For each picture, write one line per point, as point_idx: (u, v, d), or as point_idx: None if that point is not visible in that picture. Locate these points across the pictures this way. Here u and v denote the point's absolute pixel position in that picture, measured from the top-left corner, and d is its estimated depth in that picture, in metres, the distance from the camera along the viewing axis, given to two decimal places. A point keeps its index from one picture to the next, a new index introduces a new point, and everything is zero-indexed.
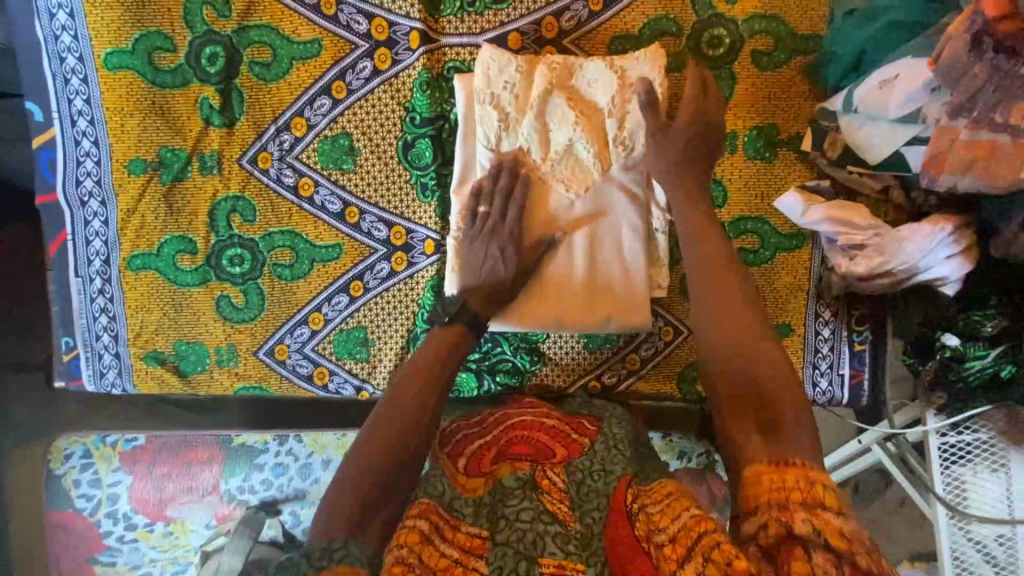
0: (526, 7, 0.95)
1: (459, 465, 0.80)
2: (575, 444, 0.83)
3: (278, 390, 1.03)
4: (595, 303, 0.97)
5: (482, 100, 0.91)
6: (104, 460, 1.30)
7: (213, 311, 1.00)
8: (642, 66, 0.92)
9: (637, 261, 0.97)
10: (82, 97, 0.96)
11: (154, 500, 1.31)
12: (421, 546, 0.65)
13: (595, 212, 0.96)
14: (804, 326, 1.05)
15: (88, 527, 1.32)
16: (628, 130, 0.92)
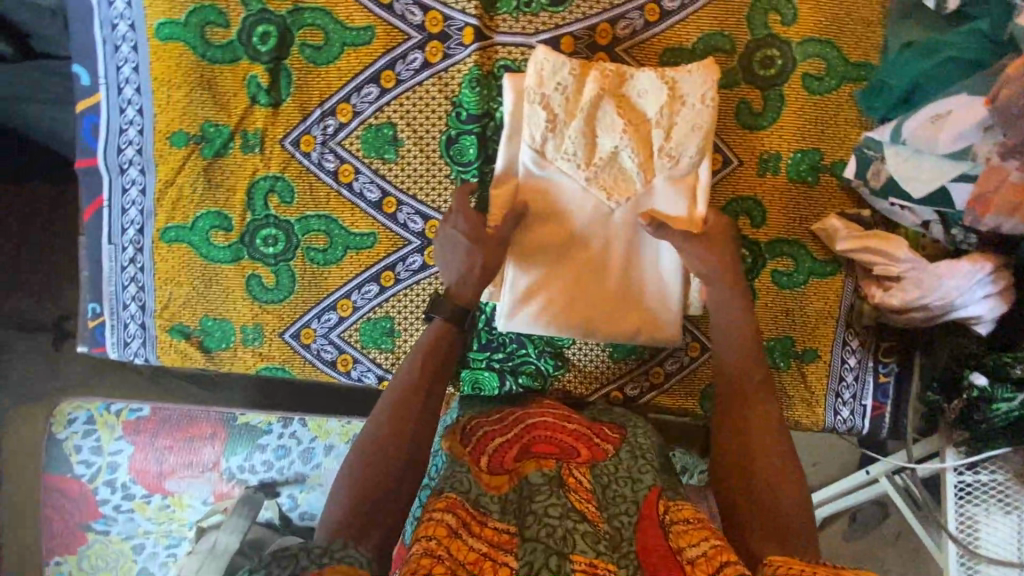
0: (583, 11, 0.94)
1: (482, 461, 0.83)
2: (600, 448, 0.86)
3: (301, 373, 1.03)
4: (623, 312, 0.98)
5: (531, 100, 0.91)
6: (108, 428, 1.31)
7: (242, 289, 1.00)
8: (694, 79, 0.91)
9: (672, 275, 0.97)
10: (130, 64, 0.95)
11: (155, 472, 1.31)
12: (450, 540, 0.68)
13: (634, 220, 0.95)
14: (830, 354, 1.05)
15: (85, 495, 1.31)
16: (674, 143, 0.91)
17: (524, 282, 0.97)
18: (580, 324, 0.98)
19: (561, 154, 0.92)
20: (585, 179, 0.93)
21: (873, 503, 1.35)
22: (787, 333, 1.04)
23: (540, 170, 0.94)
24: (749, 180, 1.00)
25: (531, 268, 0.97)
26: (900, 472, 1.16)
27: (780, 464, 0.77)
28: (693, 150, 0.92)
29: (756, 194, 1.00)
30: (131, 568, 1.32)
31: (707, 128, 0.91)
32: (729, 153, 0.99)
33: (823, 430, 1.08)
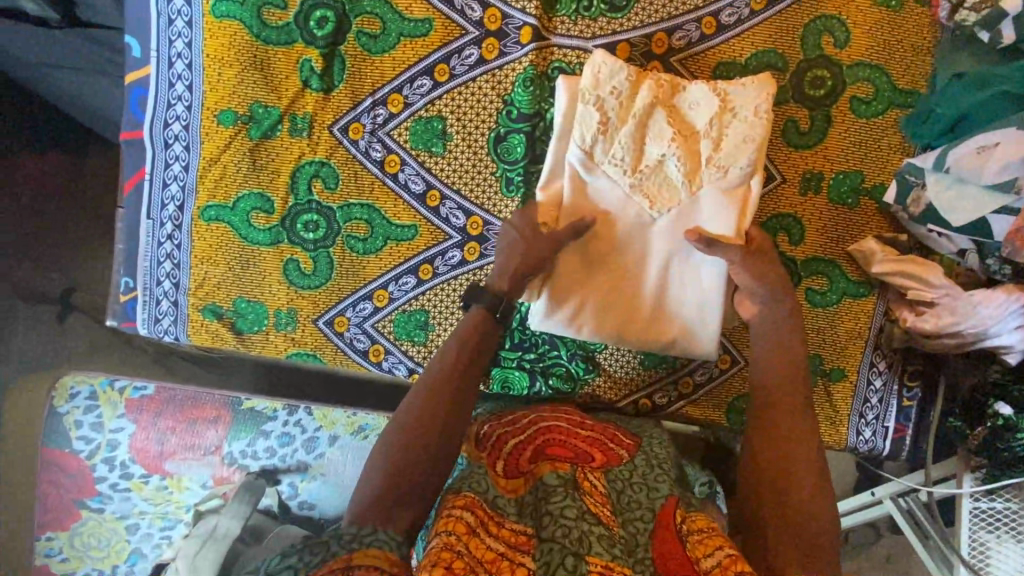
0: (641, 19, 0.95)
1: (498, 465, 0.84)
2: (614, 453, 0.87)
3: (332, 361, 1.03)
4: (659, 322, 0.97)
5: (585, 100, 0.90)
6: (110, 405, 1.31)
7: (279, 272, 1.01)
8: (749, 90, 0.90)
9: (713, 292, 0.95)
10: (183, 39, 0.97)
11: (155, 452, 1.30)
12: (469, 537, 0.68)
13: (678, 230, 0.94)
14: (857, 374, 1.06)
15: (81, 471, 1.29)
16: (722, 153, 0.90)
17: (561, 284, 0.96)
18: (614, 330, 0.98)
19: (609, 159, 0.92)
20: (630, 186, 0.92)
21: (869, 524, 1.37)
22: (817, 352, 1.05)
23: (587, 174, 0.93)
24: (792, 198, 1.01)
25: (570, 271, 0.96)
26: (906, 495, 1.16)
27: (813, 483, 0.78)
28: (744, 162, 0.90)
29: (796, 212, 1.01)
30: (124, 548, 1.29)
31: (760, 141, 0.89)
32: (774, 169, 1.00)
33: (844, 449, 1.09)
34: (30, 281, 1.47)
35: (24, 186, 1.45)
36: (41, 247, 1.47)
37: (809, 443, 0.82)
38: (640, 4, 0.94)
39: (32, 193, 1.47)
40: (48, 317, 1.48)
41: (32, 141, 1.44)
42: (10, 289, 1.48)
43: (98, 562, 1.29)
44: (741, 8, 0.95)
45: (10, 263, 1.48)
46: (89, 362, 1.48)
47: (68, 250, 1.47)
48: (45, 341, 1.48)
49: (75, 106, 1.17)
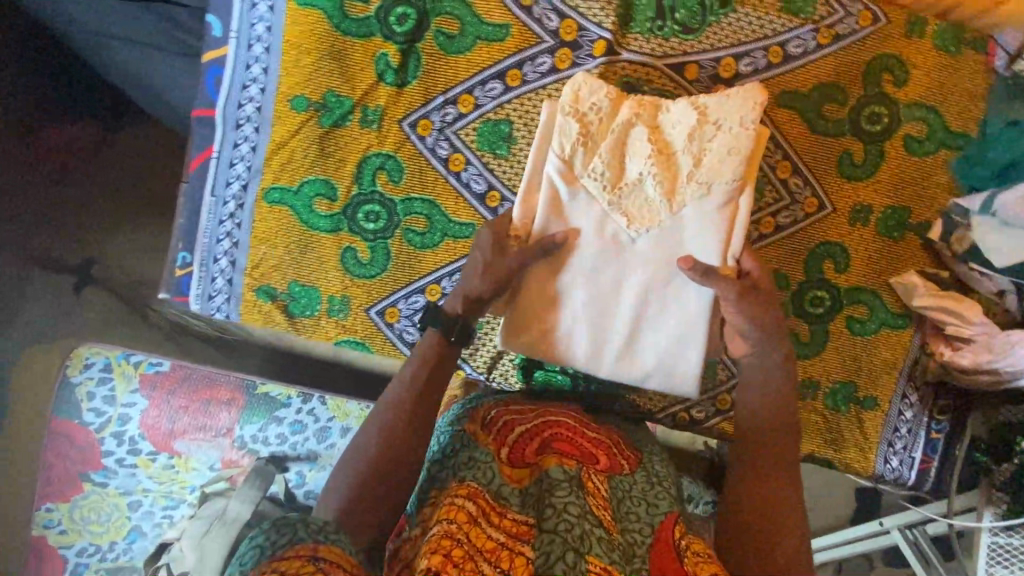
0: (712, 42, 0.97)
1: (503, 451, 0.83)
2: (617, 460, 0.87)
3: (379, 350, 1.07)
4: (633, 345, 0.97)
5: (564, 114, 0.90)
6: (124, 378, 1.41)
7: (337, 260, 1.05)
8: (732, 103, 0.89)
9: (696, 317, 0.95)
10: (264, 23, 0.99)
11: (165, 431, 1.40)
12: (470, 526, 0.69)
13: (660, 250, 0.93)
14: (889, 405, 1.09)
15: (91, 444, 1.39)
16: (703, 170, 0.90)
17: (528, 305, 0.96)
18: (588, 352, 0.97)
19: (588, 173, 0.92)
20: (608, 203, 0.92)
21: (863, 556, 1.39)
22: (852, 380, 1.08)
23: (567, 190, 0.92)
24: (841, 227, 1.03)
25: (543, 288, 0.96)
26: (913, 528, 1.23)
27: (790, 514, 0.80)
28: (726, 178, 0.90)
29: (844, 242, 1.04)
30: (124, 524, 1.38)
31: (746, 154, 0.89)
32: (825, 199, 1.03)
33: (870, 477, 1.12)
34: (52, 249, 1.53)
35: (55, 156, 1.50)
36: (63, 218, 1.53)
37: (788, 473, 0.84)
38: (712, 28, 0.97)
39: (60, 164, 1.52)
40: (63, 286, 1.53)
41: (72, 112, 1.48)
42: (29, 257, 1.52)
43: (96, 537, 1.38)
44: (807, 40, 0.98)
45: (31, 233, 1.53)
46: (107, 336, 1.52)
47: (93, 220, 1.53)
48: (58, 307, 1.52)
49: (129, 82, 1.20)
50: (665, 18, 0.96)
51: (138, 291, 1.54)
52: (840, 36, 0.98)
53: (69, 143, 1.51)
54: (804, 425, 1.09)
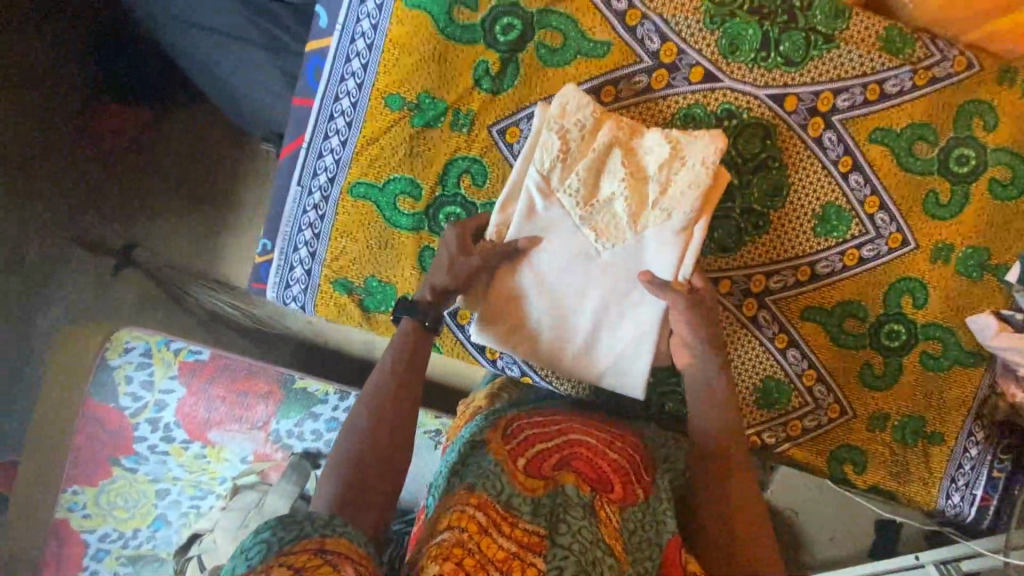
0: (813, 76, 0.99)
1: (518, 462, 0.79)
2: (633, 489, 0.82)
3: (449, 350, 1.12)
4: (590, 350, 1.00)
5: (549, 127, 0.91)
6: (163, 363, 1.39)
7: (415, 259, 1.06)
8: (699, 139, 0.90)
9: (650, 330, 0.96)
10: (370, 20, 0.99)
11: (201, 420, 1.39)
12: (479, 536, 0.69)
13: (621, 268, 0.95)
14: (955, 440, 1.10)
15: (124, 429, 1.37)
16: (667, 198, 0.90)
17: (497, 304, 0.99)
18: (546, 348, 1.01)
19: (564, 188, 0.93)
20: (579, 219, 0.93)
21: None
22: (921, 415, 1.10)
23: (542, 202, 0.93)
24: (922, 263, 1.05)
25: (509, 289, 0.98)
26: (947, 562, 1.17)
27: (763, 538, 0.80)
28: (686, 209, 0.90)
29: (924, 278, 1.06)
30: (150, 512, 1.38)
31: (704, 188, 0.89)
32: (909, 235, 1.05)
33: (929, 510, 1.13)
34: (95, 231, 1.52)
35: (105, 138, 1.49)
36: (106, 198, 1.52)
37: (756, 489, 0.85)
38: (814, 62, 0.99)
39: (111, 146, 1.51)
40: (100, 266, 1.53)
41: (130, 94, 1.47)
42: (65, 234, 1.51)
43: (120, 523, 1.37)
44: (905, 81, 1.00)
45: (69, 211, 1.51)
46: (138, 321, 1.54)
47: (138, 204, 1.54)
48: (93, 289, 1.53)
49: (207, 69, 1.21)
50: (769, 51, 0.99)
51: (174, 278, 1.55)
52: (937, 78, 1.00)
53: (121, 124, 1.49)
54: (871, 456, 1.11)
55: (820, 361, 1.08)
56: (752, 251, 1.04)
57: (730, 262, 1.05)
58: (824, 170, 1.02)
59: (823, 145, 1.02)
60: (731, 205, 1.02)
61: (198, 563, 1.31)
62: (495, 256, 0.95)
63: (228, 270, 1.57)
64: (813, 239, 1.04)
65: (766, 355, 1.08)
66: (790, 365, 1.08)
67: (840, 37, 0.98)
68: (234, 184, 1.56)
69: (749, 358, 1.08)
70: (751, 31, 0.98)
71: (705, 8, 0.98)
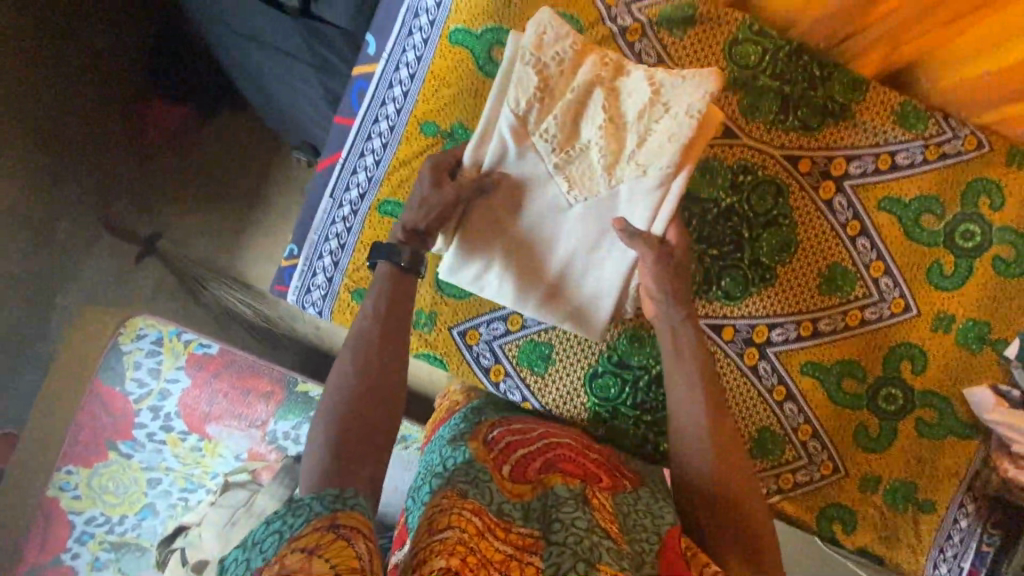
0: (827, 142, 1.05)
1: (503, 470, 0.81)
2: (621, 481, 0.86)
3: (454, 369, 1.08)
4: (552, 299, 1.00)
5: (525, 60, 0.87)
6: (172, 353, 1.43)
7: (432, 278, 1.07)
8: (685, 85, 0.86)
9: (615, 280, 0.96)
10: (416, 52, 1.06)
11: (201, 413, 1.42)
12: (479, 539, 0.67)
13: (596, 218, 0.94)
14: (945, 511, 1.11)
15: (126, 413, 1.40)
16: (644, 150, 0.88)
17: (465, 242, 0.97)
18: (512, 297, 0.99)
19: (540, 132, 0.90)
20: (554, 166, 0.92)
21: None
22: (913, 480, 1.10)
23: (517, 148, 0.91)
24: (922, 330, 1.08)
25: (478, 227, 0.96)
26: None
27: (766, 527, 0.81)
28: (665, 161, 0.87)
29: (924, 346, 1.08)
30: (139, 499, 1.39)
31: (685, 141, 0.86)
32: (912, 302, 1.07)
33: None
34: (124, 218, 1.59)
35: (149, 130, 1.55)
36: (141, 189, 1.59)
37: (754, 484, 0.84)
38: (830, 129, 1.04)
39: (153, 141, 1.58)
40: (126, 253, 1.59)
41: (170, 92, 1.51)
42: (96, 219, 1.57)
43: (109, 508, 1.38)
44: (916, 154, 1.05)
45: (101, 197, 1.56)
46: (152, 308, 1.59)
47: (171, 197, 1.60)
48: (116, 274, 1.58)
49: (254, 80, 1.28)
50: (788, 115, 1.04)
51: (191, 269, 1.59)
52: (945, 155, 1.05)
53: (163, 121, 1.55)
54: (862, 517, 1.11)
55: (817, 418, 1.09)
56: (756, 302, 1.07)
57: (735, 310, 1.07)
58: (833, 231, 1.06)
59: (834, 208, 1.06)
60: (740, 255, 1.06)
61: (181, 556, 1.31)
62: (465, 195, 0.92)
63: (247, 269, 1.62)
64: (818, 296, 1.07)
65: (764, 406, 1.08)
66: (786, 417, 1.09)
67: (855, 108, 1.04)
68: (259, 185, 1.61)
69: (745, 406, 1.08)
70: (772, 95, 1.04)
71: (732, 69, 1.04)
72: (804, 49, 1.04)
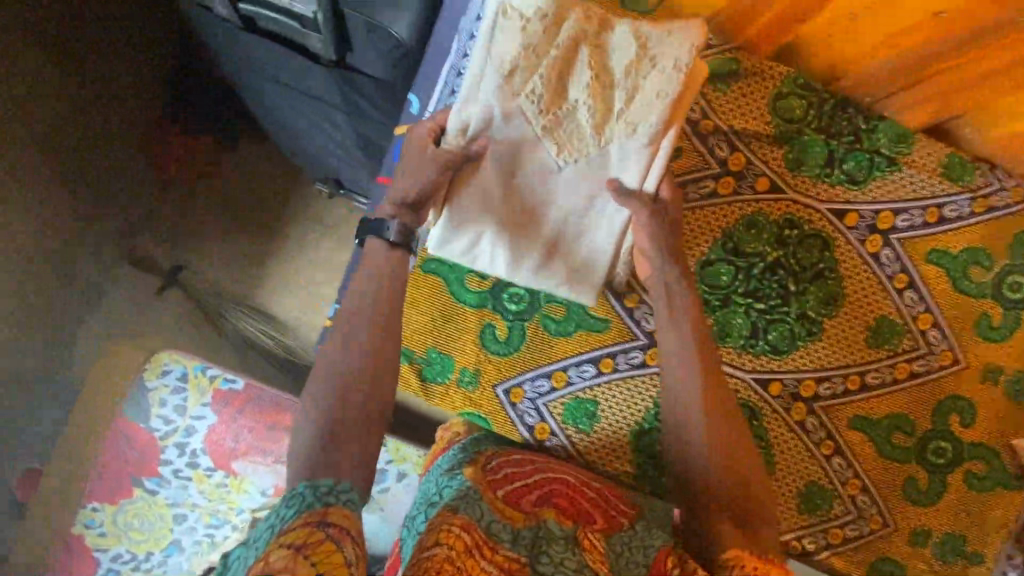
0: (874, 196, 1.04)
1: (498, 493, 0.80)
2: (618, 520, 0.83)
3: (499, 428, 1.07)
4: (546, 262, 0.96)
5: (508, 15, 0.84)
6: (197, 390, 1.31)
7: (476, 336, 1.07)
8: (672, 40, 0.85)
9: (607, 240, 0.94)
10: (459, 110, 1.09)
11: (228, 449, 1.32)
12: (467, 556, 0.66)
13: (586, 179, 0.90)
14: (995, 564, 1.09)
15: (151, 449, 1.30)
16: (633, 108, 0.86)
17: (450, 212, 0.92)
18: (503, 265, 0.96)
19: (526, 92, 0.86)
20: (542, 127, 0.87)
21: None
22: (961, 531, 1.09)
23: (502, 111, 0.86)
24: (969, 381, 1.07)
25: (463, 194, 0.91)
26: None
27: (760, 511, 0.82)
28: (654, 120, 0.86)
29: (971, 397, 1.07)
30: (165, 536, 1.32)
31: (675, 96, 0.85)
32: (960, 354, 1.06)
33: None
34: (145, 250, 1.59)
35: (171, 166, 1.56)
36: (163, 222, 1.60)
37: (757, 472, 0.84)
38: (876, 182, 1.03)
39: (176, 174, 1.60)
40: (147, 285, 1.58)
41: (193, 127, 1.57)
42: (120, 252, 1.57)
43: (134, 545, 1.31)
44: (964, 207, 1.04)
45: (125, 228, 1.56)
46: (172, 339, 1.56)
47: (192, 228, 1.61)
48: (137, 305, 1.57)
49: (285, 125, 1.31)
50: (834, 168, 1.03)
51: (218, 303, 1.59)
52: (993, 207, 1.03)
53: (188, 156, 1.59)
54: (910, 570, 1.10)
55: (863, 471, 1.08)
56: (803, 356, 1.06)
57: (781, 364, 1.06)
58: (880, 285, 1.05)
59: (881, 261, 1.05)
60: (786, 309, 1.05)
61: None
62: (452, 163, 0.88)
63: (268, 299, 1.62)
64: (866, 350, 1.06)
65: (811, 460, 1.08)
66: (834, 471, 1.08)
67: (902, 160, 1.02)
68: (280, 219, 1.63)
69: (792, 461, 1.08)
70: (817, 149, 1.03)
71: (777, 124, 1.02)
72: (849, 101, 1.02)
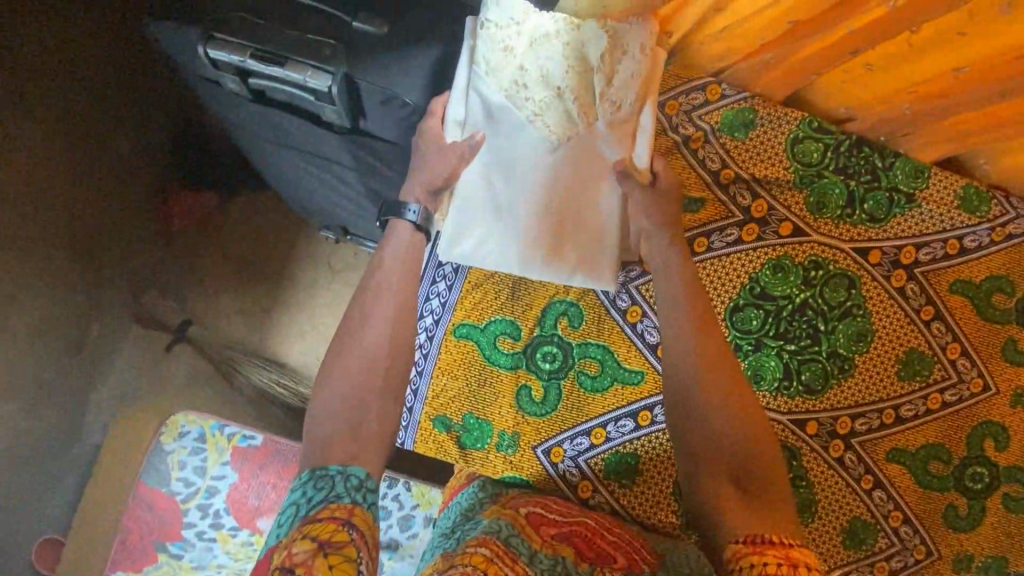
0: (895, 233, 1.05)
1: (521, 516, 0.83)
2: (639, 564, 0.79)
3: (542, 488, 1.07)
4: (558, 249, 0.95)
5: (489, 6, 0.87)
6: (216, 450, 1.27)
7: (512, 399, 1.07)
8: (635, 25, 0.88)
9: (611, 215, 0.95)
10: None
11: (251, 507, 1.25)
12: (488, 566, 0.68)
13: (583, 159, 0.93)
14: None
15: (173, 513, 1.24)
16: (613, 89, 0.90)
17: (458, 209, 0.94)
18: (516, 256, 0.95)
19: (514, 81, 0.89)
20: (532, 112, 0.91)
21: None
22: (1005, 554, 1.09)
23: (495, 103, 0.90)
24: (1001, 407, 1.08)
25: (470, 189, 0.94)
26: None
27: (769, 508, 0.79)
28: (633, 99, 0.91)
29: (1004, 422, 1.08)
30: None
31: (647, 76, 0.90)
32: (990, 380, 1.07)
33: None
34: (153, 307, 1.55)
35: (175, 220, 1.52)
36: (169, 277, 1.55)
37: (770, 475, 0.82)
38: (897, 219, 1.05)
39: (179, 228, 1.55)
40: (156, 343, 1.55)
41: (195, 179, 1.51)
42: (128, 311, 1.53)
43: None
44: (983, 237, 1.05)
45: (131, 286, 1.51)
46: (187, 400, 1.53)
47: (201, 282, 1.58)
48: (147, 365, 1.54)
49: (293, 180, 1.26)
50: (854, 208, 1.04)
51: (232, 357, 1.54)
52: (1012, 235, 1.05)
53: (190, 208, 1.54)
54: None
55: (904, 502, 1.09)
56: (837, 393, 1.07)
57: (817, 404, 1.07)
58: (909, 318, 1.06)
59: (907, 296, 1.06)
60: (818, 348, 1.06)
61: None
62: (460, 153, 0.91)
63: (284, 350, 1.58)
64: (898, 383, 1.07)
65: (851, 495, 1.08)
66: (875, 505, 1.09)
67: (920, 196, 1.04)
68: (286, 264, 1.59)
69: (834, 499, 1.08)
70: (838, 190, 1.04)
71: (796, 168, 1.03)
72: (865, 141, 1.03)
